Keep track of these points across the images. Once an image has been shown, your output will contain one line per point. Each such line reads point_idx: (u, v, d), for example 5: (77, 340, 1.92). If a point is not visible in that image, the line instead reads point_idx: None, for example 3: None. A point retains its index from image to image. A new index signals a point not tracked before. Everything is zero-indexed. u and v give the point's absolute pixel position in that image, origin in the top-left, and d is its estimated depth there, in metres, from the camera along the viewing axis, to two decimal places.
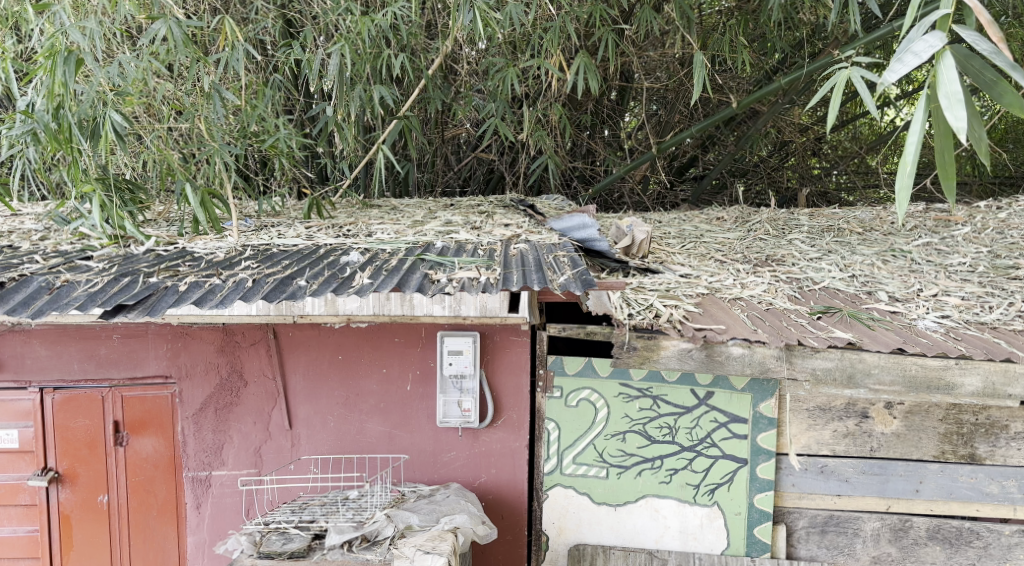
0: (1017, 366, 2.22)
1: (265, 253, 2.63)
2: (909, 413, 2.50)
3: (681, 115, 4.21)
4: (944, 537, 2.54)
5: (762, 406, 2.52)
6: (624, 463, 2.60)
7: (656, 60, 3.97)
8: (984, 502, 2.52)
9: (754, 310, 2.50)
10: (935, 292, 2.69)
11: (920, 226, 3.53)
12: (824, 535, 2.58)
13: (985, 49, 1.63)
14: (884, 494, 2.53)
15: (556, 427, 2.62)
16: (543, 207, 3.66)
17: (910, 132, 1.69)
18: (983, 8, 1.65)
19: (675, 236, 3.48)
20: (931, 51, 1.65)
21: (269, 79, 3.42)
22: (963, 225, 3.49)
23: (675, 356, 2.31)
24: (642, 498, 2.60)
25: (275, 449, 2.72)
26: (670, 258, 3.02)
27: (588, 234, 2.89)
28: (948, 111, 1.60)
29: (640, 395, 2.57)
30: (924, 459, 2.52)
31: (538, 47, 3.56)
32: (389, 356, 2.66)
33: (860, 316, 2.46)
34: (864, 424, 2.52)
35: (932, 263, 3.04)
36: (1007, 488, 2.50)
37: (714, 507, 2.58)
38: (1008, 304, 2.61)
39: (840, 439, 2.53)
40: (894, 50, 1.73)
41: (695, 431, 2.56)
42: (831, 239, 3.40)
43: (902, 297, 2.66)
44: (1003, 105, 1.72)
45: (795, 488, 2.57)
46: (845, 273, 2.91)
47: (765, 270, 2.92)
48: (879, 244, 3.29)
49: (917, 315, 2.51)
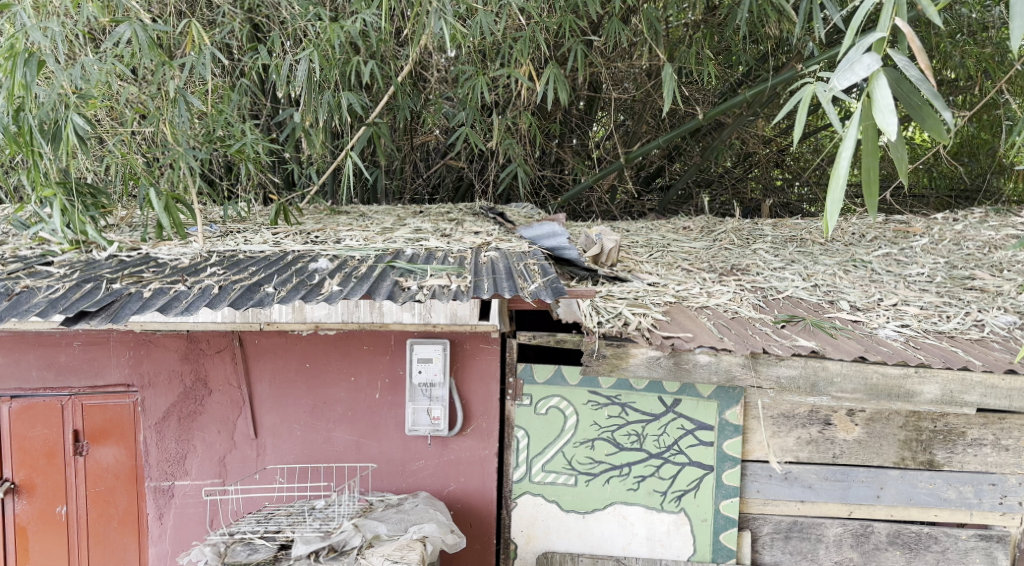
0: (974, 374, 2.27)
1: (232, 259, 2.60)
2: (870, 420, 2.55)
3: (649, 126, 4.26)
4: (904, 542, 2.58)
5: (727, 413, 2.55)
6: (592, 470, 2.61)
7: (624, 71, 4.02)
8: (942, 508, 2.56)
9: (720, 319, 2.53)
10: (894, 302, 2.75)
11: (879, 236, 3.60)
12: (787, 541, 2.61)
13: (913, 74, 1.71)
14: (846, 500, 2.58)
15: (525, 435, 2.62)
16: (512, 215, 3.67)
17: (843, 145, 1.75)
18: (913, 33, 1.71)
19: (643, 245, 3.51)
20: (868, 71, 1.72)
21: (236, 84, 3.39)
22: (921, 236, 3.57)
23: (644, 364, 2.33)
24: (609, 505, 2.61)
25: (240, 458, 2.69)
26: (638, 267, 3.05)
27: (559, 242, 2.89)
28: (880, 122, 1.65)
29: (609, 403, 2.58)
30: (884, 466, 2.56)
31: (508, 56, 3.59)
32: (357, 364, 2.64)
33: (823, 325, 2.50)
34: (827, 431, 2.56)
35: (891, 273, 3.10)
36: (964, 494, 2.55)
37: (680, 514, 2.60)
38: (965, 314, 2.67)
39: (803, 446, 2.57)
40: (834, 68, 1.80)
41: (663, 438, 2.58)
42: (794, 249, 3.45)
43: (863, 307, 2.71)
44: (924, 130, 1.77)
45: (760, 495, 2.60)
46: (808, 282, 2.96)
47: (730, 279, 2.96)
48: (840, 254, 3.35)
49: (878, 324, 2.56)
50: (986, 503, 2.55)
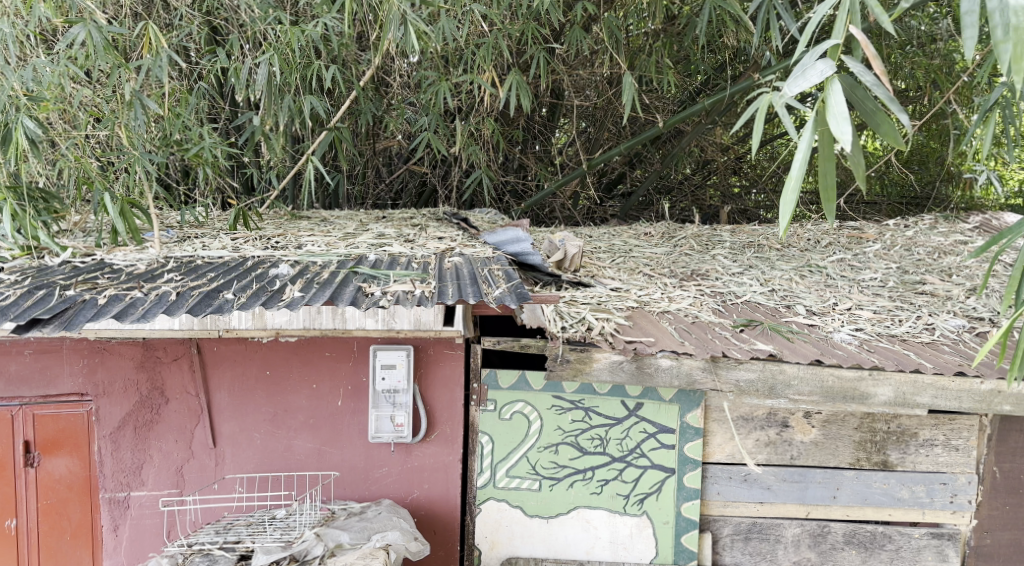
0: (925, 376, 2.32)
1: (189, 265, 2.55)
2: (826, 422, 2.60)
3: (610, 133, 4.30)
4: (859, 541, 2.64)
5: (688, 416, 2.58)
6: (556, 475, 2.62)
7: (586, 79, 4.05)
8: (896, 507, 2.62)
9: (682, 323, 2.56)
10: (848, 306, 2.82)
11: (834, 242, 3.68)
12: (747, 542, 2.65)
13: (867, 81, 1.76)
14: (804, 501, 2.62)
15: (489, 440, 2.61)
16: (475, 221, 3.67)
17: (798, 149, 1.80)
18: (867, 40, 1.77)
19: (605, 250, 3.54)
20: (822, 77, 1.76)
21: (194, 87, 3.34)
22: (873, 242, 3.66)
23: (607, 368, 2.36)
24: (573, 510, 2.62)
25: (198, 468, 2.64)
26: (600, 272, 3.07)
27: (522, 247, 2.90)
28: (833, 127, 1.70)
29: (572, 407, 2.60)
30: (840, 467, 2.61)
31: (471, 62, 3.61)
32: (319, 370, 2.62)
33: (780, 329, 2.55)
34: (784, 433, 2.61)
35: (845, 278, 3.18)
36: (917, 493, 2.61)
37: (643, 517, 2.62)
38: (916, 318, 2.74)
39: (762, 448, 2.61)
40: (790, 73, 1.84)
41: (626, 441, 2.60)
42: (752, 255, 3.51)
43: (818, 311, 2.77)
44: (879, 135, 1.83)
45: (720, 497, 2.63)
46: (765, 287, 3.01)
47: (691, 284, 3.01)
48: (796, 260, 3.42)
49: (833, 328, 2.61)
50: (937, 502, 2.62)
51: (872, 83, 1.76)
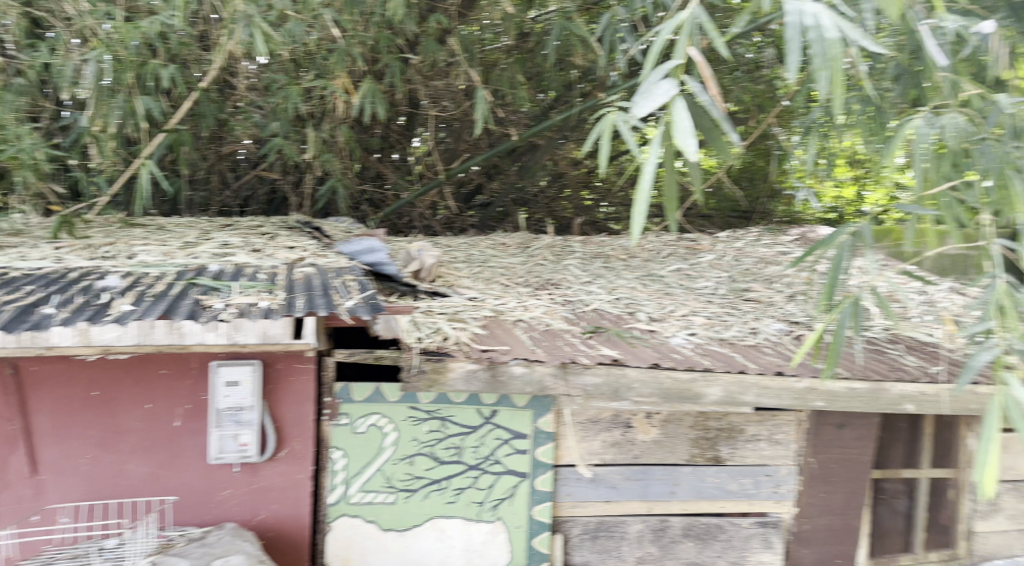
0: (749, 376, 2.51)
1: (3, 277, 2.33)
2: (665, 421, 2.75)
3: (466, 144, 4.35)
4: (696, 533, 2.81)
5: (540, 421, 2.64)
6: (411, 486, 2.61)
7: (442, 90, 4.10)
8: (727, 499, 2.82)
9: (535, 331, 2.63)
10: (685, 312, 3.01)
11: (674, 253, 3.92)
12: (594, 541, 2.75)
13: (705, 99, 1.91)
14: (646, 498, 2.76)
15: (341, 455, 2.56)
16: (329, 230, 3.60)
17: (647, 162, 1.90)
18: (704, 62, 1.93)
19: (462, 260, 3.57)
20: (667, 95, 1.89)
21: (11, 82, 3.06)
22: (708, 253, 3.93)
23: (462, 378, 2.35)
24: (427, 520, 2.62)
25: (14, 499, 2.42)
26: (456, 282, 3.10)
27: (377, 258, 2.87)
28: (679, 141, 1.81)
29: (428, 417, 2.59)
30: (678, 463, 2.77)
31: (323, 68, 3.57)
32: (154, 389, 2.45)
33: (624, 335, 2.68)
34: (628, 434, 2.74)
35: (683, 286, 3.39)
36: (745, 485, 2.82)
37: (497, 523, 2.66)
38: (743, 323, 2.96)
39: (608, 449, 2.72)
40: (637, 91, 1.95)
41: (480, 449, 2.63)
42: (600, 265, 3.66)
43: (658, 317, 2.94)
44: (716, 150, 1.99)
45: (570, 498, 2.72)
46: (611, 295, 3.16)
47: (543, 293, 3.10)
48: (640, 270, 3.60)
49: (671, 333, 2.78)
50: (763, 492, 2.83)
51: (710, 102, 1.92)
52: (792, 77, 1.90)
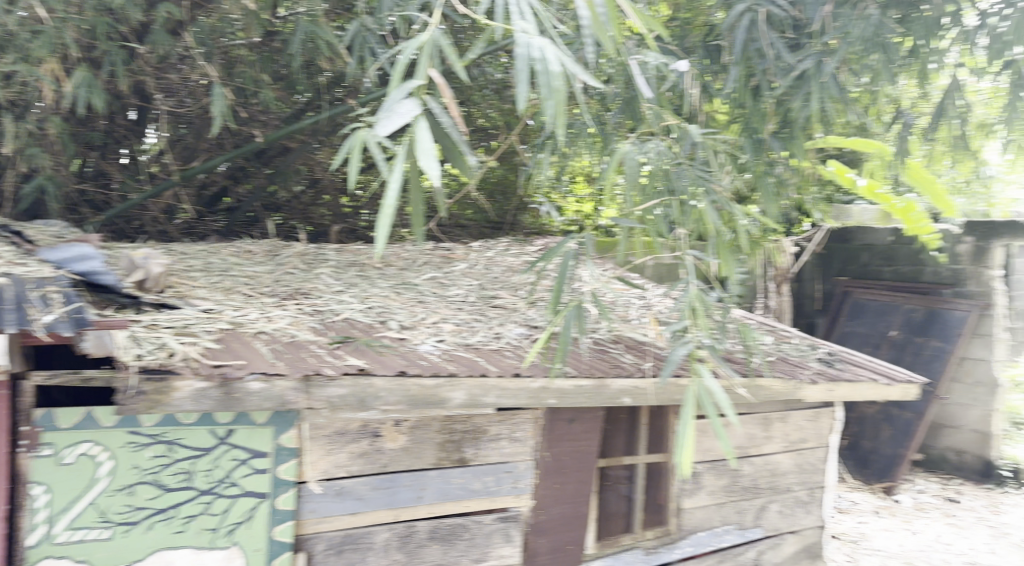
0: (491, 379, 2.60)
1: None
2: (412, 428, 2.79)
3: (208, 145, 4.08)
4: (442, 535, 2.86)
5: (281, 438, 2.55)
6: (130, 519, 2.37)
7: (178, 85, 3.83)
8: (471, 499, 2.92)
9: (277, 343, 2.53)
10: (435, 320, 3.08)
11: (428, 262, 3.99)
12: (340, 555, 2.69)
13: (446, 121, 1.98)
14: (392, 506, 2.77)
15: (44, 490, 2.26)
16: (36, 235, 3.17)
17: (391, 182, 1.85)
18: (445, 84, 1.97)
19: (201, 268, 3.34)
20: (410, 114, 1.89)
21: None
22: (461, 262, 4.06)
23: (189, 397, 2.17)
24: (153, 554, 2.39)
25: None
26: (191, 292, 2.89)
27: (91, 267, 2.56)
28: (422, 161, 1.79)
29: (152, 442, 2.38)
30: (425, 468, 2.82)
31: (27, 50, 3.16)
32: None
33: (372, 344, 2.67)
34: (375, 443, 2.73)
35: (435, 294, 3.47)
36: (487, 484, 2.94)
37: (233, 548, 2.50)
38: (489, 329, 3.10)
39: (354, 460, 2.69)
40: (379, 111, 1.92)
41: (214, 472, 2.46)
42: (354, 273, 3.63)
43: (408, 325, 2.97)
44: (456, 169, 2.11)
45: (314, 514, 2.64)
46: (363, 304, 3.14)
47: (290, 303, 3.00)
48: (394, 278, 3.62)
49: (420, 340, 2.82)
50: (504, 488, 2.97)
51: (450, 122, 2.00)
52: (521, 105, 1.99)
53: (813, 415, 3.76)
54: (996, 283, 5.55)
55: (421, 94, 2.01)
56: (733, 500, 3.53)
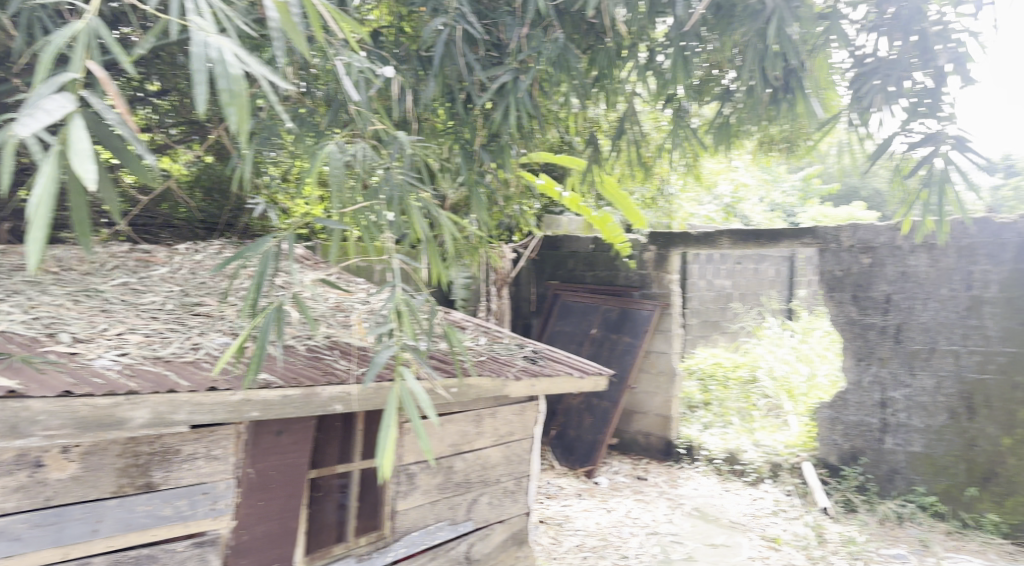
0: (180, 394, 2.37)
1: None
2: (86, 453, 2.40)
3: None
4: None
5: None
6: None
7: None
8: (160, 526, 2.57)
9: None
10: (120, 330, 2.75)
11: (120, 266, 3.56)
12: None
13: (113, 119, 1.79)
14: (59, 543, 2.35)
15: None
16: None
17: (36, 190, 1.63)
18: (109, 79, 1.76)
19: None
20: (62, 112, 1.63)
21: None
22: (161, 266, 3.68)
23: None
24: None
25: None
26: None
27: None
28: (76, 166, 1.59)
29: None
30: (101, 498, 2.43)
31: None
32: None
33: (32, 360, 2.28)
34: (37, 474, 2.30)
35: (124, 302, 3.10)
36: (179, 508, 2.61)
37: None
38: (185, 338, 2.84)
39: (8, 496, 2.25)
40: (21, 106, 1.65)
41: None
42: (19, 278, 3.10)
43: (84, 338, 2.60)
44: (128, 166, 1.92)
45: None
46: (26, 314, 2.68)
47: None
48: (73, 284, 3.16)
49: (95, 354, 2.48)
50: (199, 512, 2.66)
51: (118, 119, 1.81)
52: (200, 108, 1.82)
53: (518, 410, 4.02)
54: (672, 285, 6.38)
55: (79, 86, 1.78)
56: (446, 497, 3.60)
